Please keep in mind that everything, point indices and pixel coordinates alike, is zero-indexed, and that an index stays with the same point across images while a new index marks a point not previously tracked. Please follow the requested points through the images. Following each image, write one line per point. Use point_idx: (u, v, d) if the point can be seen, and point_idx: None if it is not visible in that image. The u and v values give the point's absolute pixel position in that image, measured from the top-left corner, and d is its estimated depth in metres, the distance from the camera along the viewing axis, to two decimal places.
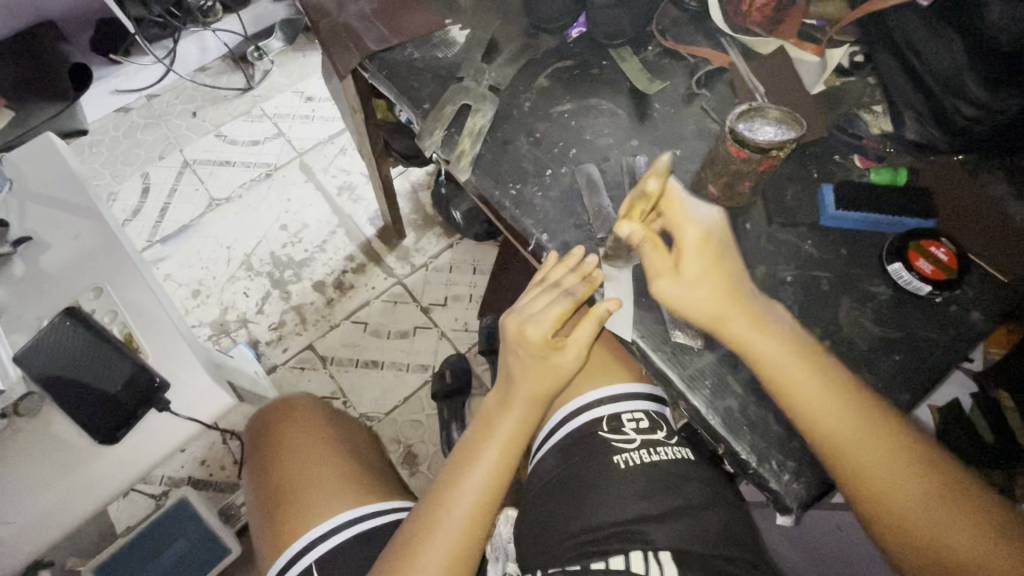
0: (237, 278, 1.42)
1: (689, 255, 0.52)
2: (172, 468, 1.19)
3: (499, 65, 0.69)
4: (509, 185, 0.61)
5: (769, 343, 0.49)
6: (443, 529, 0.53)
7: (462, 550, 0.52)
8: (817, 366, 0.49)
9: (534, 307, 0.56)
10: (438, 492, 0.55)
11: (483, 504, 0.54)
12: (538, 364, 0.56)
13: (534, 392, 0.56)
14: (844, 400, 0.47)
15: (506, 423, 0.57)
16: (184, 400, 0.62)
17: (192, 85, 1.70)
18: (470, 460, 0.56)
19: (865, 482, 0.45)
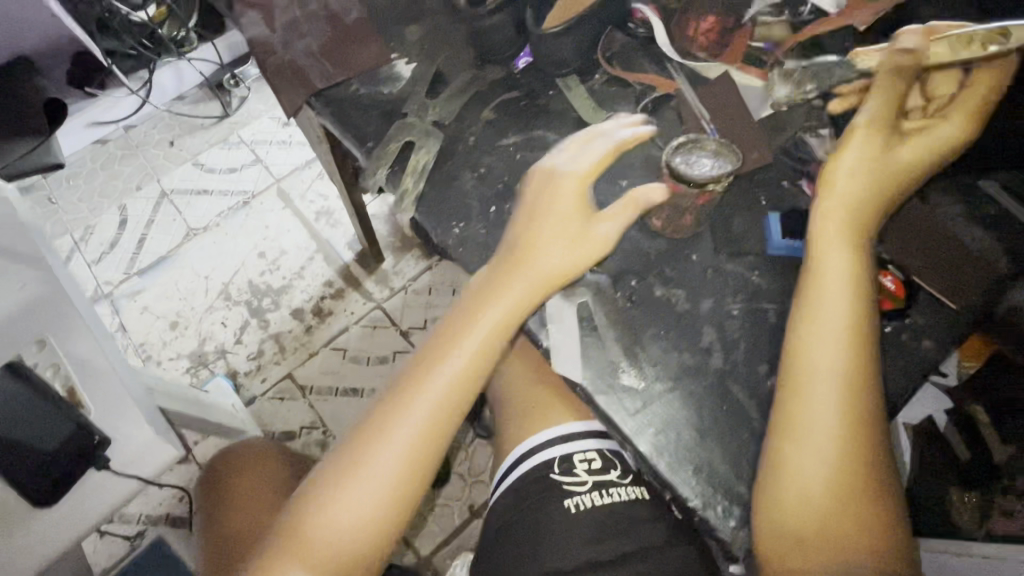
0: (215, 308, 1.38)
1: (864, 171, 0.50)
2: (149, 506, 1.16)
3: (444, 100, 0.67)
4: (452, 225, 0.61)
5: (837, 296, 0.48)
6: (380, 456, 0.51)
7: (393, 485, 0.51)
8: (859, 350, 0.46)
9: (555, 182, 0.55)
10: (379, 409, 0.53)
11: (422, 440, 0.52)
12: (526, 277, 0.53)
13: (512, 305, 0.52)
14: (838, 370, 0.46)
15: (461, 348, 0.53)
16: (121, 456, 0.64)
17: (170, 114, 1.64)
18: (421, 379, 0.52)
19: (800, 476, 0.44)
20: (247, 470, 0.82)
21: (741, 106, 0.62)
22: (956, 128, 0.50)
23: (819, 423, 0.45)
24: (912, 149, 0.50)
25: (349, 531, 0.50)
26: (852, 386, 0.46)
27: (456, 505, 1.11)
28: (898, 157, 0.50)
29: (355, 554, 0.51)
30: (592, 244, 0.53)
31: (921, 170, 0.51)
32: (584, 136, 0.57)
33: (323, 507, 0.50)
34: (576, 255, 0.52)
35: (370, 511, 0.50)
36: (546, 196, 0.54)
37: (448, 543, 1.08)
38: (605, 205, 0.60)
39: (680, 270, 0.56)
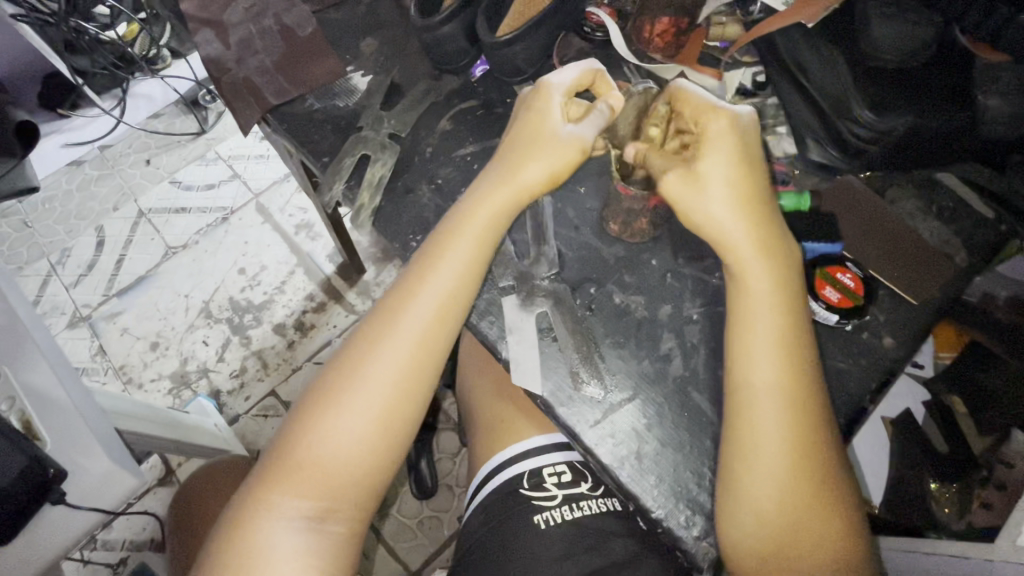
0: (196, 327, 1.37)
1: (726, 195, 0.45)
2: (132, 532, 1.14)
3: (399, 111, 0.67)
4: (409, 237, 0.60)
5: (768, 315, 0.45)
6: (342, 411, 0.48)
7: (355, 445, 0.48)
8: (797, 359, 0.45)
9: (522, 117, 0.54)
10: (357, 342, 0.51)
11: (406, 371, 0.49)
12: (506, 190, 0.51)
13: (487, 227, 0.52)
14: (781, 374, 0.44)
15: (436, 279, 0.50)
16: (81, 489, 0.60)
17: (145, 133, 1.61)
18: (401, 307, 0.50)
19: (757, 494, 0.42)
20: (216, 487, 0.82)
21: None
22: (722, 121, 0.46)
23: (770, 438, 0.43)
24: (721, 162, 0.46)
25: (334, 467, 0.48)
26: (797, 384, 0.44)
27: (444, 517, 1.09)
28: (727, 176, 0.46)
29: (345, 488, 0.49)
30: (561, 145, 0.50)
31: (750, 164, 0.46)
32: (530, 93, 0.54)
33: (306, 440, 0.48)
34: (550, 161, 0.50)
35: (352, 448, 0.48)
36: (518, 128, 0.53)
37: (437, 556, 1.06)
38: (563, 212, 0.59)
39: (639, 276, 0.55)
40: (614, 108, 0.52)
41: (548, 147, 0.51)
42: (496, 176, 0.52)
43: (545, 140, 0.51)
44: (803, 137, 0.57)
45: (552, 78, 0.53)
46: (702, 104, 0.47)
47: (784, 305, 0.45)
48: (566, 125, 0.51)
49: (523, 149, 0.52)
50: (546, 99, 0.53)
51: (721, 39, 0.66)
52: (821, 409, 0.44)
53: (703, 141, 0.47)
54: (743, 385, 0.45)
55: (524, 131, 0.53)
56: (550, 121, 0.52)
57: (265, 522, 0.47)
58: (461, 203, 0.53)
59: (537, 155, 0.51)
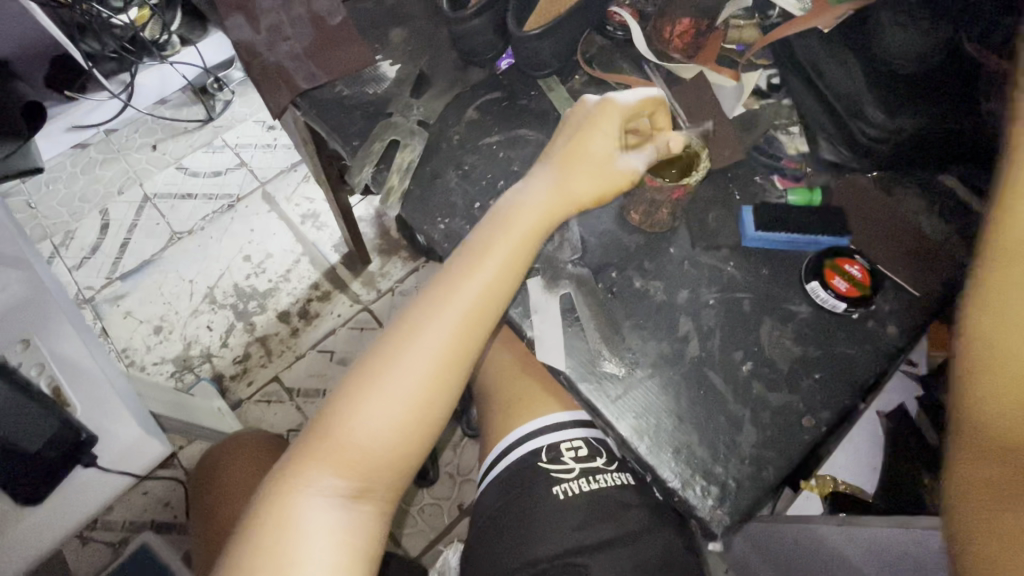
0: (200, 311, 1.38)
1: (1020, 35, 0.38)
2: (133, 513, 1.12)
3: (427, 100, 0.69)
4: (437, 220, 0.62)
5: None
6: (379, 397, 0.50)
7: (392, 428, 0.51)
8: None
9: (575, 134, 0.57)
10: (397, 330, 0.53)
11: (442, 362, 0.51)
12: (558, 204, 0.55)
13: (531, 233, 0.54)
14: None
15: (481, 274, 0.53)
16: (113, 453, 0.65)
17: (152, 119, 1.62)
18: (444, 299, 0.53)
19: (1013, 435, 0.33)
20: (234, 457, 0.83)
21: (716, 105, 0.65)
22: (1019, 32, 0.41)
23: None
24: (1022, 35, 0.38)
25: (369, 446, 0.50)
26: None
27: (445, 504, 1.11)
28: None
29: (379, 468, 0.51)
30: (614, 172, 0.55)
31: None
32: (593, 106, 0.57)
33: (346, 420, 0.50)
34: (602, 183, 0.55)
35: (388, 431, 0.51)
36: (572, 143, 0.57)
37: (438, 542, 1.08)
38: None
39: (658, 263, 0.58)
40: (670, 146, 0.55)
41: (601, 170, 0.55)
42: (548, 181, 0.56)
43: (601, 162, 0.55)
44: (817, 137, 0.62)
45: (615, 98, 0.56)
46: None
47: None
48: (624, 155, 0.56)
49: (580, 168, 0.56)
50: (600, 121, 0.56)
51: (738, 43, 0.69)
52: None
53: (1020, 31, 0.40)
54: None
55: (580, 147, 0.56)
56: (602, 144, 0.55)
57: (298, 497, 0.49)
58: (505, 204, 0.56)
59: (590, 175, 0.55)
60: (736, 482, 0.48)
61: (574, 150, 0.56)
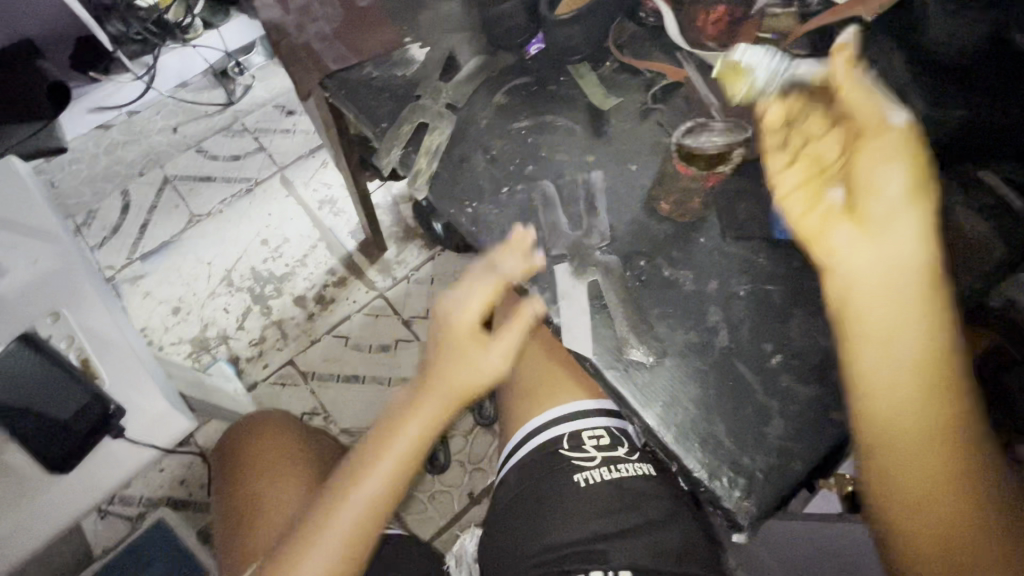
0: (218, 294, 1.37)
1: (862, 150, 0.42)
2: (150, 488, 1.11)
3: (456, 83, 0.68)
4: (465, 204, 0.62)
5: (905, 315, 0.40)
6: (354, 499, 0.56)
7: (362, 522, 0.56)
8: (943, 357, 0.40)
9: (461, 292, 0.58)
10: (366, 446, 0.59)
11: (403, 466, 0.58)
12: (468, 372, 0.57)
13: (457, 378, 0.57)
14: (912, 374, 0.40)
15: (423, 409, 0.58)
16: (140, 424, 0.66)
17: (173, 102, 1.62)
18: (388, 436, 0.58)
19: (923, 496, 0.40)
20: (260, 441, 0.80)
21: None
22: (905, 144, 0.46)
23: (924, 450, 0.40)
24: (899, 172, 0.41)
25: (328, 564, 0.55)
26: (933, 388, 0.39)
27: (456, 492, 1.12)
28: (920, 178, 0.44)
29: None
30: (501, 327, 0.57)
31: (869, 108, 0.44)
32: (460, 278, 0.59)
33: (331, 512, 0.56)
34: (499, 346, 0.56)
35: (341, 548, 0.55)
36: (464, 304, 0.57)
37: (448, 529, 1.09)
38: (614, 189, 0.61)
39: (687, 252, 0.57)
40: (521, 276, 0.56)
41: (494, 336, 0.57)
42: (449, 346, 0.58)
43: (475, 334, 0.57)
44: None
45: (499, 264, 0.57)
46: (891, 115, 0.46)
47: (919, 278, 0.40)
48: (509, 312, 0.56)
49: (463, 354, 0.57)
50: (494, 293, 0.56)
51: (772, 33, 0.66)
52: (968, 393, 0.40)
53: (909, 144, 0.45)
54: (907, 398, 0.40)
55: (456, 311, 0.57)
56: (481, 357, 0.57)
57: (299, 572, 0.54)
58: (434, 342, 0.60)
59: (484, 343, 0.57)
60: (762, 474, 0.48)
61: (472, 323, 0.58)
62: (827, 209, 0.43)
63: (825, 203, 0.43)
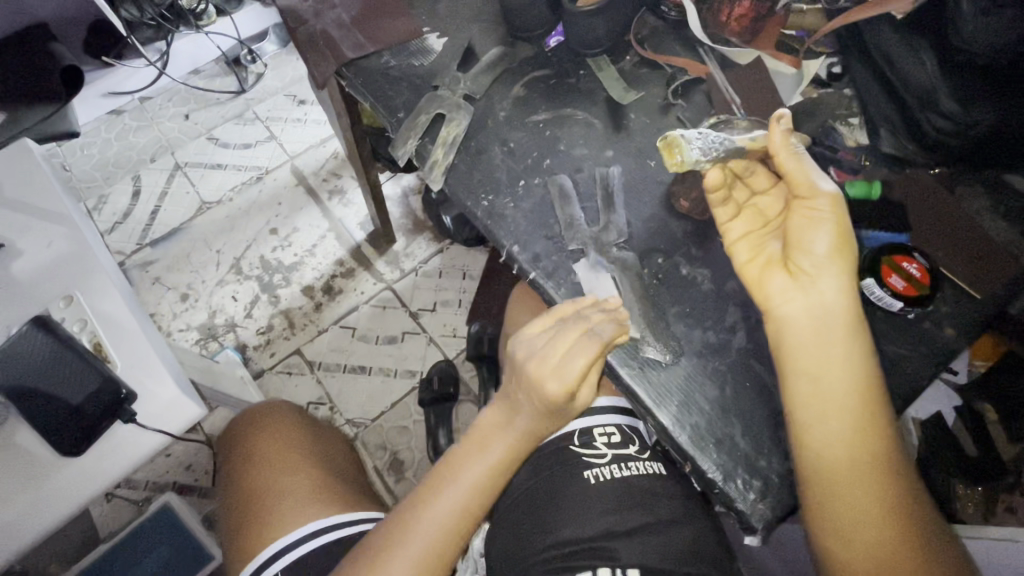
0: (226, 282, 1.37)
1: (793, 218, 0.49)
2: (155, 473, 1.11)
3: (474, 74, 0.67)
4: (481, 196, 0.61)
5: (840, 357, 0.46)
6: (437, 509, 0.53)
7: (445, 535, 0.52)
8: (869, 398, 0.46)
9: (544, 339, 0.52)
10: (454, 455, 0.56)
11: (492, 480, 0.54)
12: (550, 415, 0.54)
13: (537, 411, 0.54)
14: (847, 417, 0.45)
15: (504, 439, 0.55)
16: (150, 411, 0.62)
17: (185, 88, 1.63)
18: (463, 468, 0.54)
19: (858, 514, 0.44)
20: (262, 430, 0.77)
21: (773, 91, 0.62)
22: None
23: (854, 475, 0.45)
24: (825, 232, 0.47)
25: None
26: (867, 427, 0.45)
27: None
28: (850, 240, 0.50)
29: None
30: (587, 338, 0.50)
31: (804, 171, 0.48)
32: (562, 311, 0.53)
33: (409, 521, 0.53)
34: (585, 356, 0.49)
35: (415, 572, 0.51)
36: (550, 348, 0.51)
37: None
38: (632, 185, 0.61)
39: (706, 251, 0.57)
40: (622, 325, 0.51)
41: (580, 345, 0.50)
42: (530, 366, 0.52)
43: (578, 337, 0.50)
44: (878, 128, 0.60)
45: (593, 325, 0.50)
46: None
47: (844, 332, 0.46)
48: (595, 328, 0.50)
49: (547, 395, 0.51)
50: (580, 338, 0.50)
51: (798, 30, 0.66)
52: (887, 423, 0.46)
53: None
54: (836, 429, 0.45)
55: (543, 358, 0.51)
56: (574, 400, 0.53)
57: None
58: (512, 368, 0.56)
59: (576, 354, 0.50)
60: (779, 477, 0.48)
61: (564, 344, 0.51)
62: (761, 273, 0.50)
63: (765, 252, 0.51)
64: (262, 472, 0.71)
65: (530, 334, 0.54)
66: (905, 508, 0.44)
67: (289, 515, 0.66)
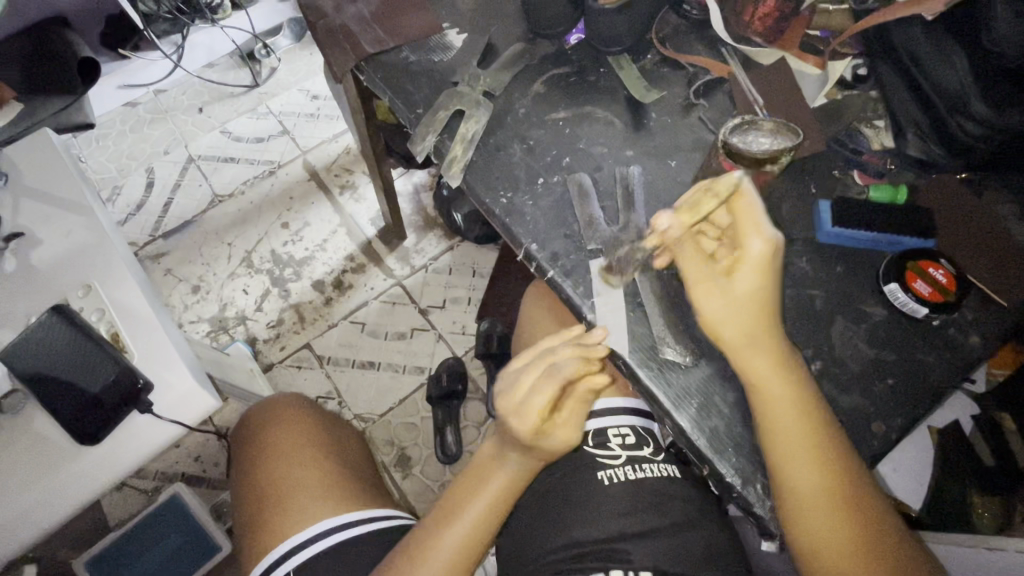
0: (237, 275, 1.37)
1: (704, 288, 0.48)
2: (165, 464, 1.12)
3: (494, 70, 0.67)
4: (500, 193, 0.61)
5: (779, 402, 0.45)
6: (454, 529, 0.53)
7: (466, 550, 0.52)
8: (834, 453, 0.45)
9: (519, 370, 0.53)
10: (455, 488, 0.56)
11: (494, 509, 0.54)
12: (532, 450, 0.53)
13: (520, 445, 0.53)
14: (822, 475, 0.44)
15: (499, 476, 0.54)
16: (167, 402, 0.62)
17: (200, 82, 1.63)
18: (455, 514, 0.53)
19: (833, 554, 0.44)
20: (276, 422, 0.77)
21: (797, 92, 0.62)
22: (765, 246, 0.45)
23: (824, 518, 0.44)
24: (708, 301, 0.47)
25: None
26: (839, 478, 0.44)
27: None
28: (739, 302, 0.46)
29: None
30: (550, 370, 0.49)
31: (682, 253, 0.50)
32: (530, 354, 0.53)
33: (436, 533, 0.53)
34: (547, 385, 0.49)
35: None
36: (513, 383, 0.52)
37: None
38: (651, 185, 0.60)
39: None
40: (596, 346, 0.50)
41: (542, 372, 0.50)
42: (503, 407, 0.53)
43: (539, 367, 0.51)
44: (904, 130, 0.58)
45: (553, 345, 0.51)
46: (747, 220, 0.46)
47: (801, 393, 0.46)
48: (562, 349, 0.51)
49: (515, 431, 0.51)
50: (544, 370, 0.50)
51: (823, 30, 0.66)
52: (857, 475, 0.45)
53: (737, 260, 0.46)
54: (797, 476, 0.44)
55: (512, 387, 0.52)
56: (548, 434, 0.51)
57: None
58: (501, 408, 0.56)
59: (539, 383, 0.50)
60: None
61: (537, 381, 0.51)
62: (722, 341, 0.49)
63: None
64: (272, 470, 0.71)
65: (507, 372, 0.54)
66: (880, 535, 0.44)
67: (298, 512, 0.66)
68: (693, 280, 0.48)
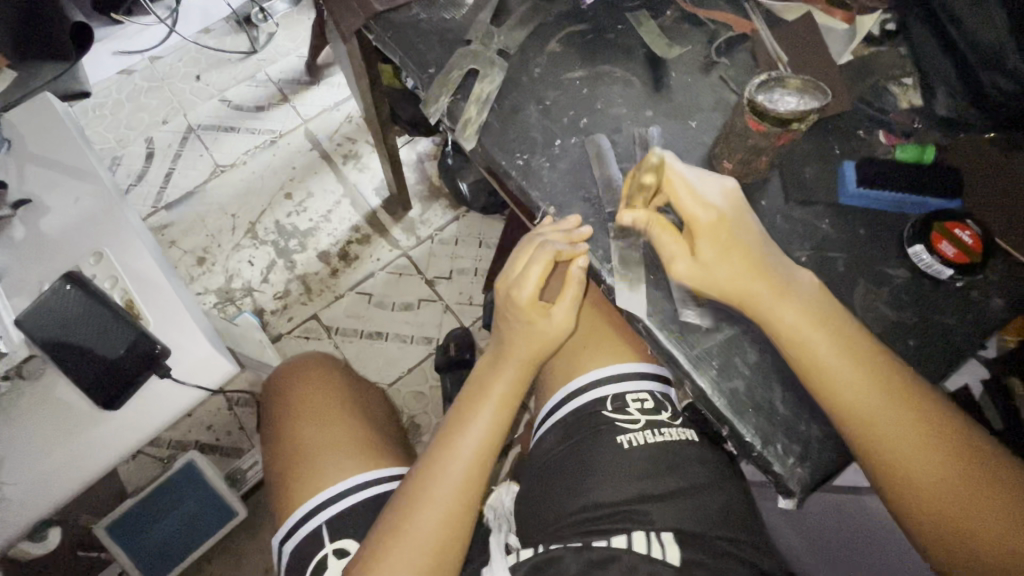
0: (242, 246, 1.35)
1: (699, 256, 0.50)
2: (178, 433, 1.13)
3: (509, 28, 0.64)
4: (516, 155, 0.59)
5: (821, 352, 0.46)
6: (460, 447, 0.55)
7: (476, 466, 0.55)
8: (866, 366, 0.45)
9: (518, 272, 0.57)
10: (460, 407, 0.59)
11: (497, 416, 0.57)
12: (527, 336, 0.57)
13: (521, 344, 0.57)
14: (858, 388, 0.45)
15: (499, 384, 0.58)
16: (186, 367, 0.62)
17: (196, 47, 1.58)
18: (462, 426, 0.56)
19: (893, 457, 0.44)
20: (292, 380, 0.78)
21: (825, 50, 0.60)
22: (709, 212, 0.49)
23: (909, 459, 0.44)
24: (726, 266, 0.48)
25: (426, 550, 0.51)
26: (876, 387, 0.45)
27: None
28: (714, 268, 0.48)
29: (453, 528, 0.52)
30: (538, 254, 0.54)
31: (665, 231, 0.50)
32: (523, 244, 0.57)
33: (448, 446, 0.55)
34: (536, 268, 0.55)
35: (455, 499, 0.53)
36: (522, 277, 0.56)
37: None
38: (671, 147, 0.59)
39: (749, 215, 0.56)
40: (580, 235, 0.54)
41: (533, 256, 0.55)
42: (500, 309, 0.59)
43: (530, 255, 0.55)
44: (934, 88, 0.57)
45: (546, 241, 0.54)
46: (683, 189, 0.50)
47: (824, 321, 0.47)
48: (549, 243, 0.54)
49: (522, 316, 0.56)
50: (535, 251, 0.54)
51: None
52: (899, 386, 0.45)
53: (693, 231, 0.49)
54: (860, 429, 0.45)
55: (514, 288, 0.57)
56: (544, 322, 0.56)
57: (413, 516, 0.52)
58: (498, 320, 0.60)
59: (534, 271, 0.55)
60: (820, 444, 0.48)
61: (543, 276, 0.55)
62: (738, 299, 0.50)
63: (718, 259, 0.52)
64: (300, 419, 0.72)
65: (512, 272, 0.58)
66: (976, 466, 0.43)
67: (319, 475, 0.67)
68: (668, 256, 0.50)
